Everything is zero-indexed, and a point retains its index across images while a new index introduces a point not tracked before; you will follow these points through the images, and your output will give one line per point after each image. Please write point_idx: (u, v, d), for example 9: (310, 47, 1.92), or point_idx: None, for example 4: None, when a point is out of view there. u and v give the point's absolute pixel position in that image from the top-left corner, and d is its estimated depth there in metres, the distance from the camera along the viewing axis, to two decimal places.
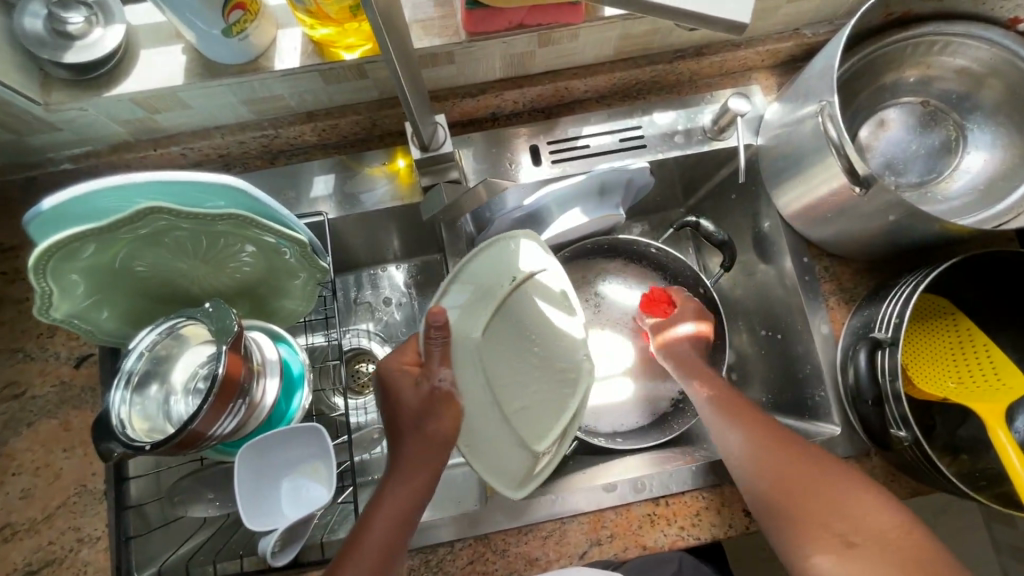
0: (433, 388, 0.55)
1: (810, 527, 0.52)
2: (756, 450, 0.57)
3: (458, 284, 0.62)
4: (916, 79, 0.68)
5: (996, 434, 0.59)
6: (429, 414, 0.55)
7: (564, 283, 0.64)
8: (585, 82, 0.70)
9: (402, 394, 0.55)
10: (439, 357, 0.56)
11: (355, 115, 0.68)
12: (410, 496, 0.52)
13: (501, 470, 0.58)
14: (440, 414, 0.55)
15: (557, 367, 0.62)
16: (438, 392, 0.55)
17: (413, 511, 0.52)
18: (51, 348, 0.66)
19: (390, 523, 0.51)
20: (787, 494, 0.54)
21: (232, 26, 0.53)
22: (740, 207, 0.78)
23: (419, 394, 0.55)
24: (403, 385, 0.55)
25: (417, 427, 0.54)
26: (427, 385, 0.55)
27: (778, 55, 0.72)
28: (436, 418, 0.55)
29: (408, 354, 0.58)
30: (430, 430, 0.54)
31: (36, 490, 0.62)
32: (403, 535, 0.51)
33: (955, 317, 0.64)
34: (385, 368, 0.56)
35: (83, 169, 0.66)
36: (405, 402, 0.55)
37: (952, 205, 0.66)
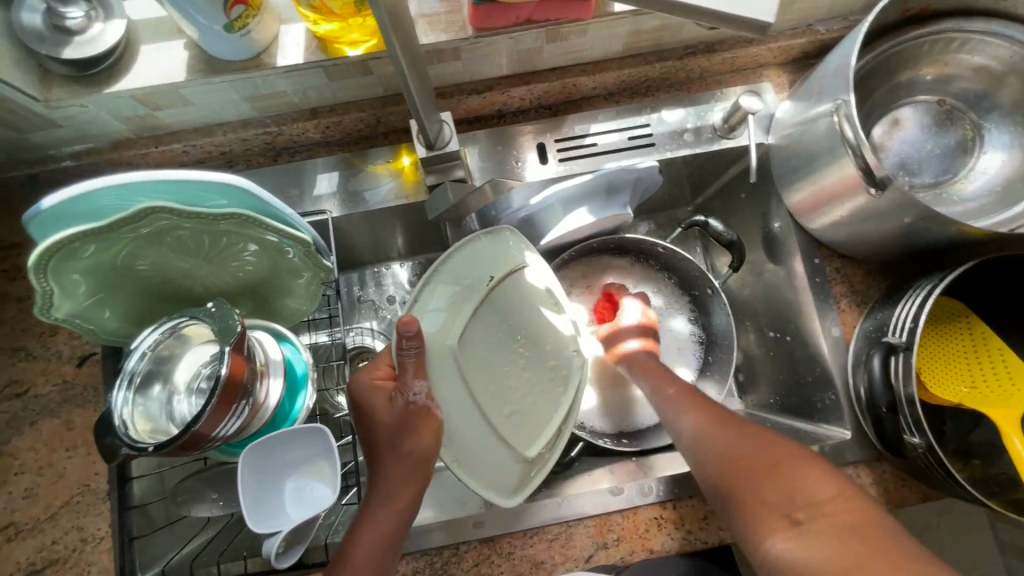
0: (407, 404, 0.55)
1: (764, 508, 0.50)
2: (714, 435, 0.57)
3: (435, 294, 0.62)
4: (933, 77, 0.67)
5: (1012, 442, 0.57)
6: (404, 429, 0.54)
7: (549, 280, 0.64)
8: (594, 78, 0.69)
9: (376, 412, 0.54)
10: (412, 369, 0.56)
11: (359, 112, 0.67)
12: (393, 514, 0.51)
13: (493, 472, 0.59)
14: (415, 428, 0.54)
15: (544, 364, 0.63)
16: (411, 408, 0.55)
17: (399, 529, 0.51)
18: (54, 347, 0.66)
19: (378, 538, 0.50)
20: (745, 476, 0.52)
21: (234, 22, 0.52)
22: (750, 206, 0.77)
23: (392, 411, 0.54)
24: (376, 401, 0.54)
25: (393, 443, 0.53)
26: (397, 401, 0.55)
27: (790, 52, 0.71)
28: (410, 434, 0.54)
29: (380, 368, 0.57)
30: (404, 446, 0.53)
31: (39, 490, 0.62)
32: (390, 553, 0.50)
33: (969, 321, 0.63)
34: (355, 386, 0.55)
35: (84, 166, 0.65)
36: (378, 419, 0.54)
37: (968, 206, 0.64)
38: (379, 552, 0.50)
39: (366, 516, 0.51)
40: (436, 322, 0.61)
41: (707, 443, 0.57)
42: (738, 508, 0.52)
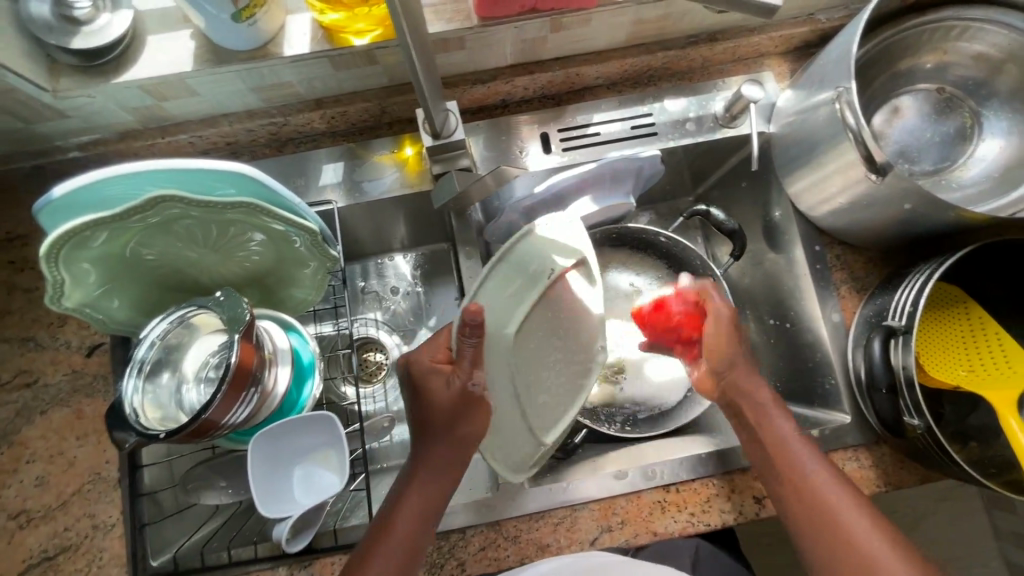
0: (465, 390, 0.56)
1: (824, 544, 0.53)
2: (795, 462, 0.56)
3: (493, 286, 0.61)
4: (932, 65, 0.68)
5: (1007, 423, 0.58)
6: (462, 415, 0.56)
7: (583, 244, 0.63)
8: (597, 68, 0.69)
9: (434, 395, 0.56)
10: (471, 358, 0.56)
11: (364, 102, 0.67)
12: (433, 494, 0.55)
13: (512, 454, 0.60)
14: (472, 415, 0.56)
15: (573, 358, 0.62)
16: (469, 393, 0.56)
17: (436, 510, 0.55)
18: (62, 337, 0.66)
19: (416, 513, 0.54)
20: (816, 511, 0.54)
21: (241, 11, 0.52)
22: (751, 195, 0.78)
23: (454, 396, 0.56)
24: (435, 383, 0.56)
25: (450, 426, 0.56)
26: (459, 386, 0.56)
27: (791, 41, 0.71)
28: (468, 420, 0.56)
29: (440, 351, 0.58)
30: (462, 431, 0.56)
31: (50, 477, 0.63)
32: (424, 532, 0.54)
33: (966, 305, 0.64)
34: (416, 364, 0.57)
35: (91, 157, 0.66)
36: (435, 400, 0.56)
37: (967, 192, 0.65)
38: (416, 529, 0.53)
39: (408, 491, 0.55)
40: (494, 309, 0.60)
41: (754, 415, 0.60)
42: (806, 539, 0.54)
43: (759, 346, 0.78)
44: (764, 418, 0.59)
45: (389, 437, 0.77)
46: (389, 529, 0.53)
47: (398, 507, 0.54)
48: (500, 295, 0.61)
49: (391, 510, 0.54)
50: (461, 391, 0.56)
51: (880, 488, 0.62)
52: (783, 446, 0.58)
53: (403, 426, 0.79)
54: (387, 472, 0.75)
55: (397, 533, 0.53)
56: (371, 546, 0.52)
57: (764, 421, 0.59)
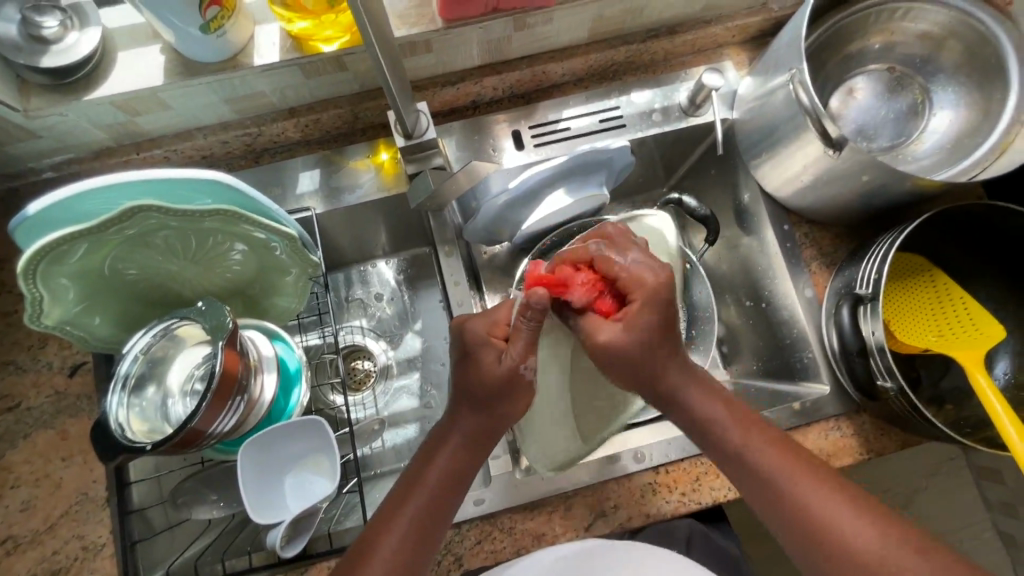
0: (514, 370, 0.53)
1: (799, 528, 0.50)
2: (737, 444, 0.53)
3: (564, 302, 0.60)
4: (880, 46, 0.71)
5: (976, 379, 0.59)
6: (505, 394, 0.54)
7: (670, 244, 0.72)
8: (563, 65, 0.71)
9: (483, 368, 0.54)
10: (524, 342, 0.53)
11: (336, 109, 0.68)
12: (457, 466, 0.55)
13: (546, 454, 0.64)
14: (513, 398, 0.55)
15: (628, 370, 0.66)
16: (519, 375, 0.54)
17: (458, 483, 0.55)
18: (44, 358, 0.66)
19: (444, 479, 0.54)
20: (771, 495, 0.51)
21: (209, 23, 0.53)
22: (720, 182, 0.80)
23: (502, 372, 0.53)
24: (486, 356, 0.54)
25: (488, 403, 0.55)
26: (509, 366, 0.53)
27: (747, 30, 0.74)
28: (508, 401, 0.55)
29: (497, 325, 0.56)
30: (501, 408, 0.55)
31: (36, 501, 0.62)
32: (449, 498, 0.54)
33: (931, 273, 0.67)
34: (467, 326, 0.56)
35: (64, 176, 0.66)
36: (484, 373, 0.54)
37: (922, 164, 0.68)
38: (439, 501, 0.54)
39: (437, 458, 0.55)
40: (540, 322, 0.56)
41: (704, 423, 0.55)
42: (780, 525, 0.51)
43: (740, 329, 0.80)
44: (716, 430, 0.54)
45: (381, 441, 0.78)
46: (415, 493, 0.53)
47: (427, 468, 0.54)
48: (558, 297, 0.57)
49: (417, 475, 0.55)
50: (510, 370, 0.53)
51: (863, 455, 0.64)
52: (736, 446, 0.53)
53: (393, 430, 0.79)
54: (380, 478, 0.75)
55: (418, 497, 0.53)
56: (399, 503, 0.53)
57: (718, 429, 0.54)
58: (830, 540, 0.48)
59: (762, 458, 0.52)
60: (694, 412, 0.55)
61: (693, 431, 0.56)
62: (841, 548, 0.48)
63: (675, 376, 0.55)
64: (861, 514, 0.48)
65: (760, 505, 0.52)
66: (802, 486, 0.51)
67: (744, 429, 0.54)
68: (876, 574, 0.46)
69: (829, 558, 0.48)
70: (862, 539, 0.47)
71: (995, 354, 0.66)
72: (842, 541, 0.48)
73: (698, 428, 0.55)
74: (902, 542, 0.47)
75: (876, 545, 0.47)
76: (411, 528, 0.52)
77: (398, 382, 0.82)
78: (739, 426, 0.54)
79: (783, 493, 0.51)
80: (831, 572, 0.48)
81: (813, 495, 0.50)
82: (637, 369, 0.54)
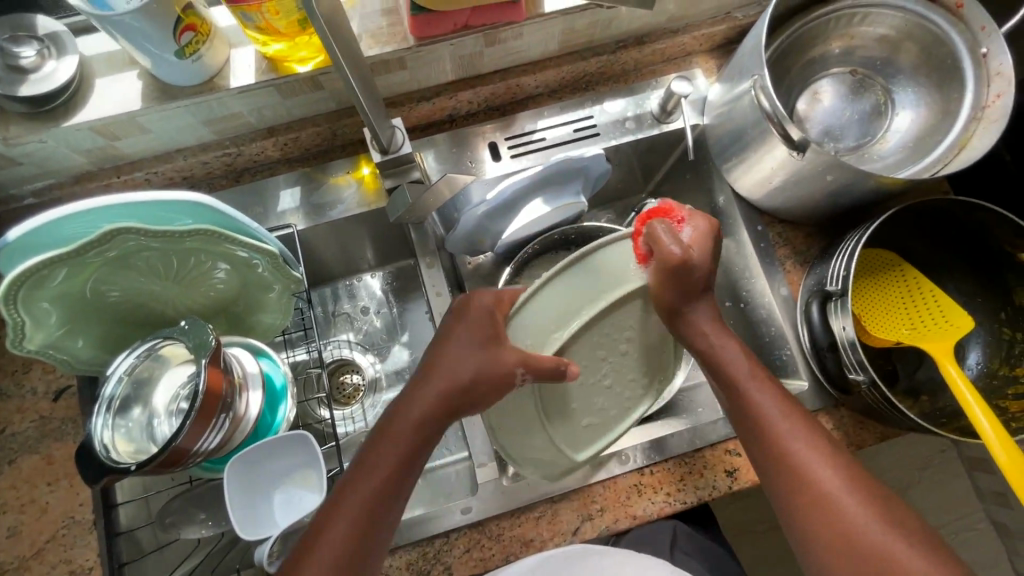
0: (511, 374, 0.49)
1: (802, 497, 0.50)
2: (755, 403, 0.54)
3: (608, 258, 0.53)
4: (841, 50, 0.73)
5: (946, 369, 0.61)
6: (487, 386, 0.50)
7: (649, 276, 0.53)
8: (535, 77, 0.73)
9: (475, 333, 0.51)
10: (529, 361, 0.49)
11: (314, 127, 0.70)
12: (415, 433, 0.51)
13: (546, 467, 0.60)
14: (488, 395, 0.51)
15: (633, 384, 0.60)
16: (512, 381, 0.49)
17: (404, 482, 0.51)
18: (28, 383, 0.66)
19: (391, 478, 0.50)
20: (778, 459, 0.52)
21: (184, 48, 0.55)
22: (696, 185, 0.81)
23: (496, 369, 0.49)
24: (488, 330, 0.51)
25: (467, 390, 0.50)
26: (507, 366, 0.49)
27: (714, 38, 0.76)
28: (485, 397, 0.51)
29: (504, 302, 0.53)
30: (478, 392, 0.50)
31: (23, 526, 0.62)
32: (391, 506, 0.50)
33: (901, 268, 0.68)
34: (473, 303, 0.53)
35: (45, 203, 0.67)
36: (481, 365, 0.50)
37: (887, 162, 0.70)
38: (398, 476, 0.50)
39: (391, 436, 0.51)
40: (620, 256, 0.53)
41: (723, 375, 0.56)
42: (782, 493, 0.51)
43: None
44: (735, 384, 0.55)
45: None
46: (350, 495, 0.49)
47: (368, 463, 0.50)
48: (565, 298, 0.52)
49: (371, 452, 0.51)
50: (503, 374, 0.49)
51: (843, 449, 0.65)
52: (750, 401, 0.54)
53: None
54: None
55: (375, 483, 0.49)
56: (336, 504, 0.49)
57: (735, 383, 0.55)
58: (816, 493, 0.49)
59: (776, 417, 0.53)
60: (716, 346, 0.56)
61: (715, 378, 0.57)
62: (826, 501, 0.49)
63: (696, 313, 0.55)
64: (850, 478, 0.50)
65: (755, 451, 0.54)
66: (798, 435, 0.52)
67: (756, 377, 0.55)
68: (851, 533, 0.48)
69: (811, 509, 0.49)
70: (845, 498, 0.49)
71: (967, 345, 0.68)
72: (843, 515, 0.48)
73: (718, 377, 0.56)
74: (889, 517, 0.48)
75: (866, 514, 0.48)
76: (352, 533, 0.47)
77: (386, 395, 0.83)
78: (755, 372, 0.55)
79: (792, 456, 0.51)
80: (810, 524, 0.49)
81: (807, 447, 0.51)
82: (687, 283, 0.52)
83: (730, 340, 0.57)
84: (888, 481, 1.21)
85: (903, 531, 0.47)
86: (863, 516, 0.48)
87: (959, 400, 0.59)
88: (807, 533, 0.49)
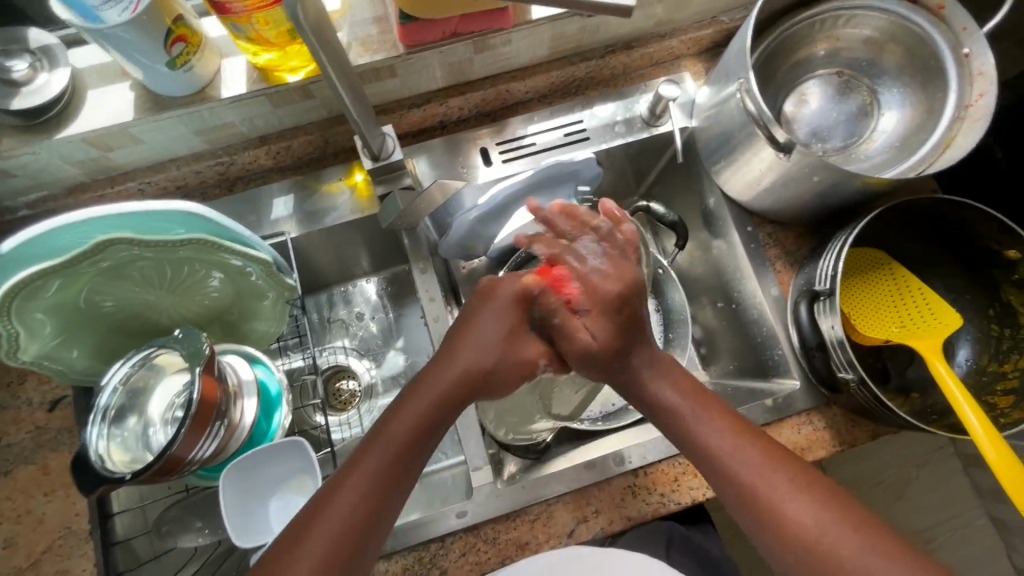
0: (535, 363, 0.58)
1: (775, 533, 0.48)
2: (705, 438, 0.53)
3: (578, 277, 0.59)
4: (826, 52, 0.74)
5: (935, 367, 0.61)
6: (517, 370, 0.58)
7: None
8: (524, 83, 0.74)
9: (490, 326, 0.57)
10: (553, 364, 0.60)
11: (306, 135, 0.70)
12: (433, 414, 0.53)
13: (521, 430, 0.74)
14: (505, 382, 0.58)
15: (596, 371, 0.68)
16: (536, 368, 0.58)
17: (397, 490, 0.50)
18: (23, 394, 0.67)
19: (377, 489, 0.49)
20: (743, 497, 0.50)
21: (175, 59, 0.55)
22: (687, 187, 0.82)
23: (521, 359, 0.58)
24: (512, 318, 0.58)
25: (489, 373, 0.56)
26: (531, 358, 0.58)
27: (702, 42, 0.77)
28: (503, 383, 0.58)
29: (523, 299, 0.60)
30: (497, 377, 0.57)
31: (19, 538, 0.62)
32: (387, 514, 0.49)
33: (891, 267, 0.69)
34: (499, 289, 0.59)
35: (39, 214, 0.67)
36: (503, 355, 0.57)
37: (874, 162, 0.71)
38: (385, 482, 0.49)
39: (384, 437, 0.51)
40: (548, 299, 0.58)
41: (664, 409, 0.56)
42: (755, 531, 0.50)
43: (716, 330, 0.82)
44: (678, 416, 0.55)
45: None
46: (342, 493, 0.48)
47: (353, 470, 0.50)
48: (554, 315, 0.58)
49: (355, 461, 0.50)
50: (527, 361, 0.58)
51: (836, 447, 0.66)
52: (695, 435, 0.53)
53: None
54: None
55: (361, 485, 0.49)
56: (323, 503, 0.47)
57: (679, 416, 0.55)
58: (785, 529, 0.48)
59: (727, 452, 0.51)
60: (652, 389, 0.56)
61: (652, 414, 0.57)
62: (796, 538, 0.47)
63: (634, 356, 0.57)
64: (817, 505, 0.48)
65: (716, 486, 0.53)
66: (743, 452, 0.51)
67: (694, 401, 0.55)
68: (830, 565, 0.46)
69: (787, 545, 0.48)
70: (801, 509, 0.48)
71: (956, 342, 0.69)
72: (821, 550, 0.46)
73: (663, 412, 0.56)
74: (865, 542, 0.46)
75: (839, 540, 0.46)
76: (341, 536, 0.47)
77: (383, 400, 0.83)
78: (694, 403, 0.55)
79: (754, 492, 0.49)
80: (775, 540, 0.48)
81: (757, 461, 0.50)
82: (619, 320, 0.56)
83: (664, 375, 0.57)
84: (886, 479, 1.21)
85: (884, 547, 0.46)
86: (825, 532, 0.47)
87: (948, 396, 0.60)
88: (789, 567, 0.48)
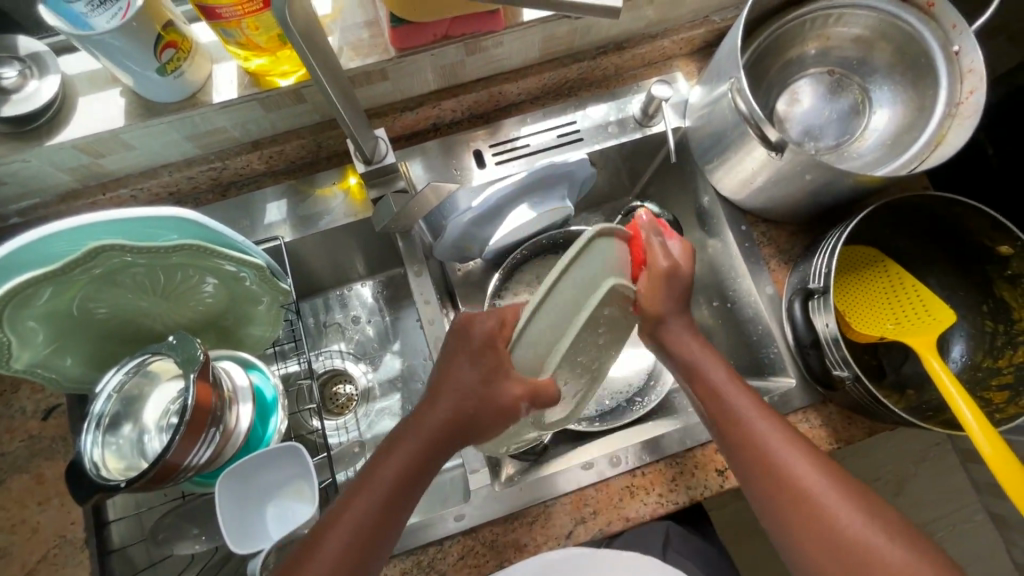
0: (515, 405, 0.47)
1: (785, 502, 0.51)
2: (733, 409, 0.55)
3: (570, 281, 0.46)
4: (817, 51, 0.74)
5: (930, 363, 0.61)
6: (496, 415, 0.49)
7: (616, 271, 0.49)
8: (517, 85, 0.74)
9: (468, 366, 0.51)
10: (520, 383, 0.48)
11: (299, 139, 0.70)
12: (421, 457, 0.52)
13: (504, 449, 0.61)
14: (491, 427, 0.51)
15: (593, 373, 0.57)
16: (518, 409, 0.47)
17: (416, 480, 0.52)
18: (17, 403, 0.66)
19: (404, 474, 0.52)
20: (762, 466, 0.52)
21: (166, 65, 0.55)
22: (681, 187, 0.82)
23: (501, 400, 0.48)
24: (486, 357, 0.50)
25: (470, 417, 0.51)
26: (511, 397, 0.47)
27: (693, 42, 0.77)
28: (488, 428, 0.51)
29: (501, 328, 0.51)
30: (480, 421, 0.50)
31: (14, 548, 0.61)
32: (407, 497, 0.52)
33: (885, 264, 0.69)
34: (475, 326, 0.52)
35: (31, 222, 0.67)
36: (482, 397, 0.49)
37: (866, 159, 0.72)
38: (398, 491, 0.52)
39: (401, 444, 0.53)
40: (616, 253, 0.50)
41: (699, 377, 0.57)
42: (764, 498, 0.52)
43: (712, 329, 0.82)
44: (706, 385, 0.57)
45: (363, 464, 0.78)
46: (368, 490, 0.51)
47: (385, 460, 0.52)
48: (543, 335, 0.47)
49: (388, 452, 0.53)
50: (508, 405, 0.47)
51: (833, 445, 0.66)
52: (724, 405, 0.55)
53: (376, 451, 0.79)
54: None
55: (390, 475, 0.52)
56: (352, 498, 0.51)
57: (709, 384, 0.57)
58: (802, 493, 0.50)
59: (754, 422, 0.54)
60: (693, 354, 0.58)
61: (685, 379, 0.59)
62: (810, 502, 0.50)
63: (676, 323, 0.57)
64: (831, 477, 0.50)
65: (732, 456, 0.55)
66: (767, 424, 0.54)
67: (732, 380, 0.57)
68: (837, 533, 0.48)
69: (797, 511, 0.50)
70: (828, 497, 0.49)
71: (950, 338, 0.69)
72: (832, 518, 0.49)
73: (694, 381, 0.58)
74: (874, 516, 0.48)
75: (849, 511, 0.49)
76: (365, 528, 0.50)
77: (380, 404, 0.83)
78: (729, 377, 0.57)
79: (773, 460, 0.52)
80: (791, 524, 0.50)
81: (778, 437, 0.53)
82: (676, 291, 0.55)
83: (704, 347, 0.58)
84: (885, 476, 1.22)
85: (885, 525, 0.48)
86: (839, 504, 0.49)
87: (943, 391, 0.60)
88: (793, 535, 0.50)
